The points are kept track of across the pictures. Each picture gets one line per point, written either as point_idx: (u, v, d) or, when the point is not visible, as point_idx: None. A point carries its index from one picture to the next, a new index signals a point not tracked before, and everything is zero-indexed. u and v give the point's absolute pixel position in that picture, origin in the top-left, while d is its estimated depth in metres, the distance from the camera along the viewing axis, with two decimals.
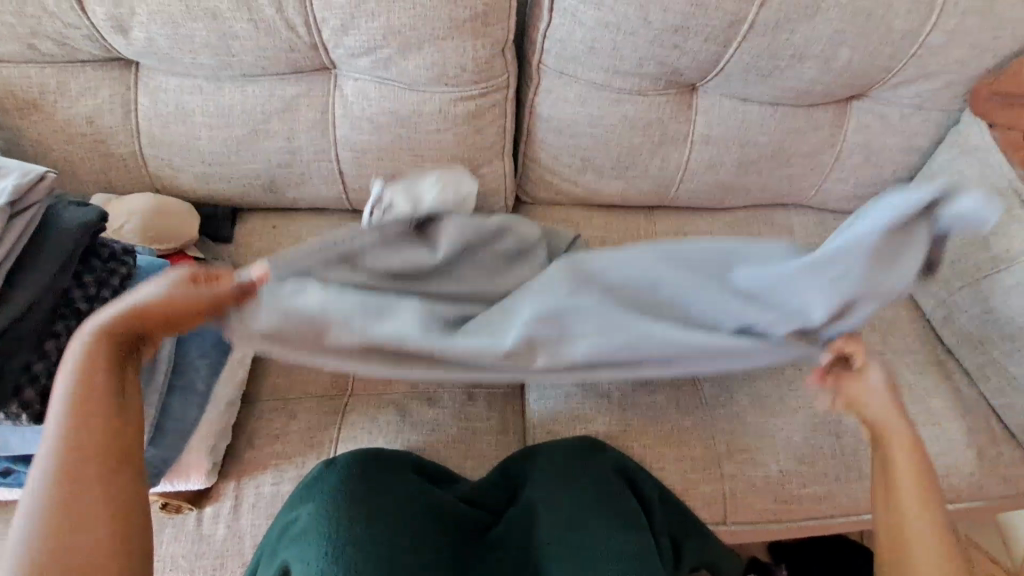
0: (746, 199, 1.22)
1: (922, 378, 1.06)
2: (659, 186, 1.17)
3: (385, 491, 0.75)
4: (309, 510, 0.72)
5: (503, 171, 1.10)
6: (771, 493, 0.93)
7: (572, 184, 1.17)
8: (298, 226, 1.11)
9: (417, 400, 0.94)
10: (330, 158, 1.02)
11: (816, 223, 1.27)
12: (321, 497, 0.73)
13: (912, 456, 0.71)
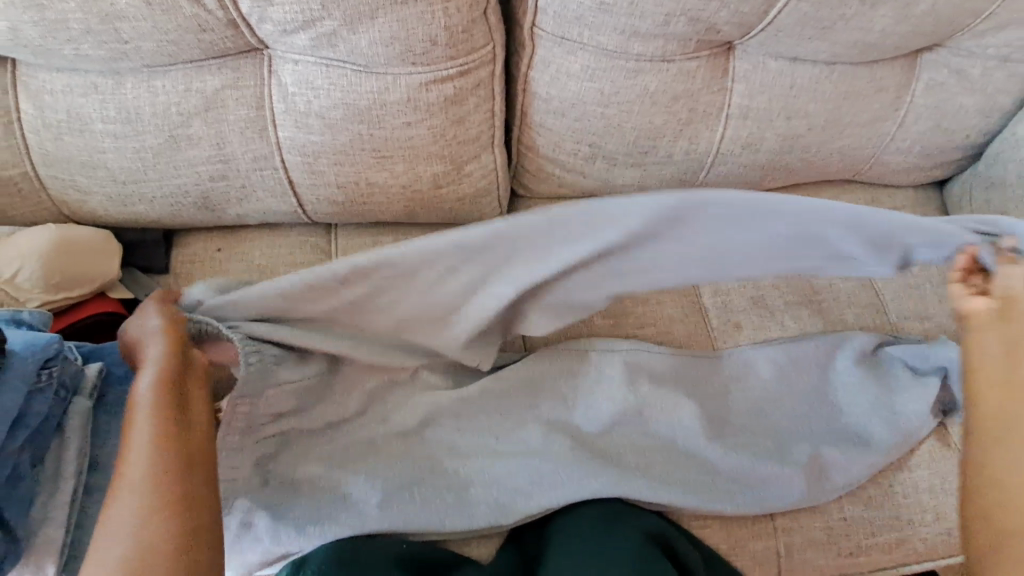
0: (787, 180, 1.01)
1: None
2: (685, 173, 0.96)
3: None
4: None
5: (493, 167, 0.89)
6: (832, 546, 0.78)
7: (579, 175, 0.96)
8: (247, 247, 0.90)
9: (403, 443, 0.77)
10: (275, 165, 0.81)
11: (870, 202, 1.07)
12: None
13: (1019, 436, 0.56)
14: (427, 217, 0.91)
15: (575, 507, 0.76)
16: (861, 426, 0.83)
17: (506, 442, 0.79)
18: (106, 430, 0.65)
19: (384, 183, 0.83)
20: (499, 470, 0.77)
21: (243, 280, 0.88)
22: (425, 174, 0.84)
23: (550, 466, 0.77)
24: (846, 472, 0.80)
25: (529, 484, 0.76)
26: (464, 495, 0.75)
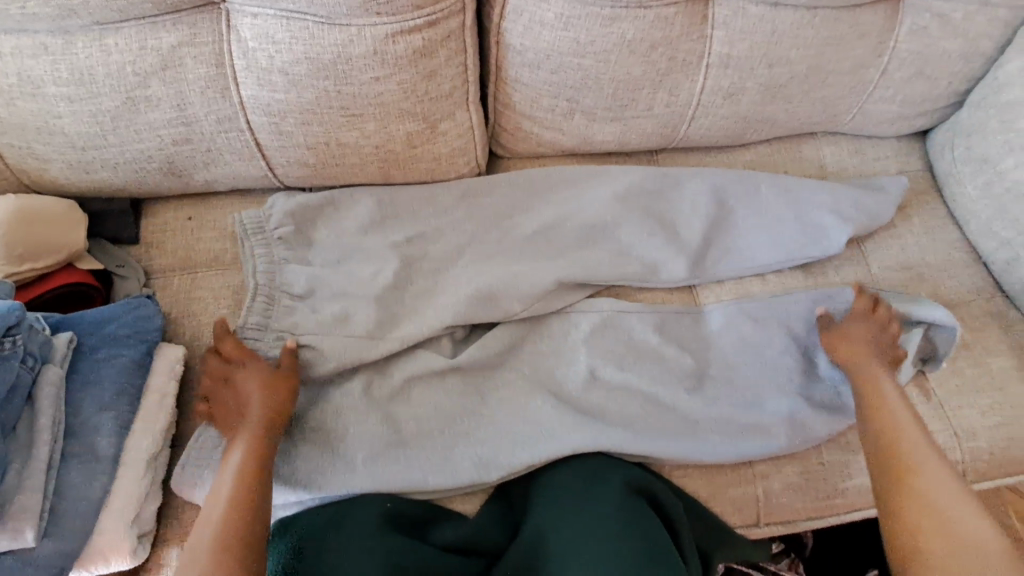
0: (769, 132, 1.00)
1: (981, 335, 0.91)
2: (665, 126, 0.94)
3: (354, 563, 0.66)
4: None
5: (469, 125, 0.86)
6: (809, 491, 0.80)
7: (558, 132, 0.94)
8: (219, 214, 0.88)
9: (380, 396, 0.78)
10: (241, 127, 0.78)
11: (852, 153, 1.06)
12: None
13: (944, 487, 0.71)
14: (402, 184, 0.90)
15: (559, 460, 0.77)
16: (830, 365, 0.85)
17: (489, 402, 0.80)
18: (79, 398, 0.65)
19: (356, 144, 0.81)
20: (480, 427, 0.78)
21: (217, 248, 0.86)
22: (397, 132, 0.81)
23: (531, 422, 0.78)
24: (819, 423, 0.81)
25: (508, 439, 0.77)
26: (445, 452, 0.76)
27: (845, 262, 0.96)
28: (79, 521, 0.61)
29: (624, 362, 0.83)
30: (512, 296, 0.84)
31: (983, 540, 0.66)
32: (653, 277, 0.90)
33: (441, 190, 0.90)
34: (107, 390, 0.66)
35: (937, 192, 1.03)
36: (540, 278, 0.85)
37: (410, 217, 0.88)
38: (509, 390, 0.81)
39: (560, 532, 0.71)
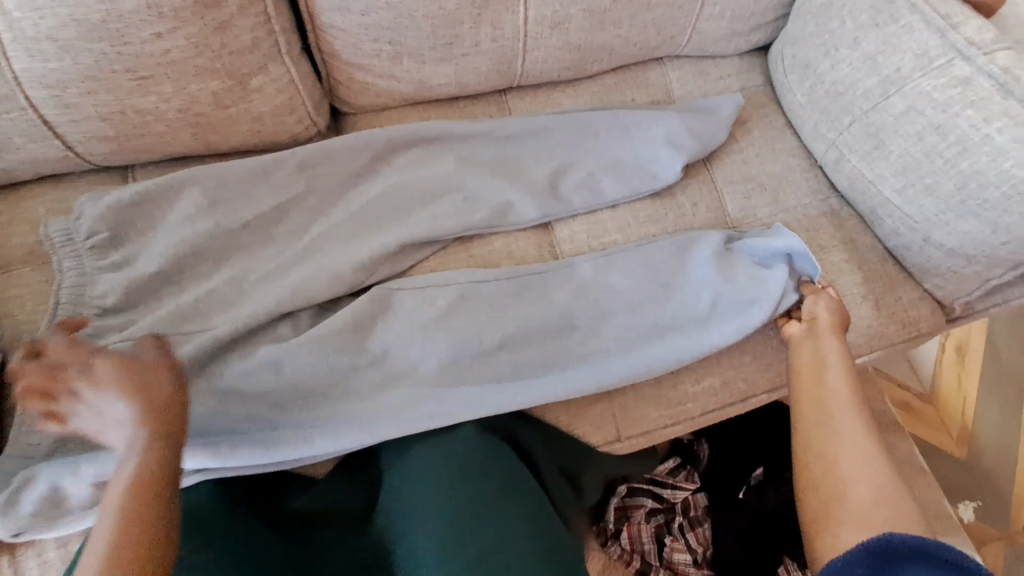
0: (610, 60, 1.00)
1: (816, 234, 0.96)
2: (500, 63, 0.93)
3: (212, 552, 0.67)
4: None
5: (286, 78, 0.84)
6: (660, 400, 0.85)
7: (391, 80, 0.92)
8: (31, 204, 0.82)
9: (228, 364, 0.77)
10: (24, 104, 0.73)
11: (697, 75, 1.08)
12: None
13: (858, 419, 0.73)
14: (226, 163, 0.87)
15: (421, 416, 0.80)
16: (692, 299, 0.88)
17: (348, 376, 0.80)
18: None
19: (157, 109, 0.77)
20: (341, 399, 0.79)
21: (32, 240, 0.81)
22: (201, 92, 0.78)
23: (388, 394, 0.79)
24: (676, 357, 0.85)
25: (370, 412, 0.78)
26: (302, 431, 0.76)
27: (692, 181, 0.99)
28: None
29: (477, 300, 0.86)
30: (349, 259, 0.84)
31: (852, 440, 0.71)
32: (500, 221, 0.91)
33: (274, 162, 0.88)
34: None
35: (776, 104, 1.07)
36: (382, 244, 0.86)
37: (241, 199, 0.86)
38: (365, 346, 0.82)
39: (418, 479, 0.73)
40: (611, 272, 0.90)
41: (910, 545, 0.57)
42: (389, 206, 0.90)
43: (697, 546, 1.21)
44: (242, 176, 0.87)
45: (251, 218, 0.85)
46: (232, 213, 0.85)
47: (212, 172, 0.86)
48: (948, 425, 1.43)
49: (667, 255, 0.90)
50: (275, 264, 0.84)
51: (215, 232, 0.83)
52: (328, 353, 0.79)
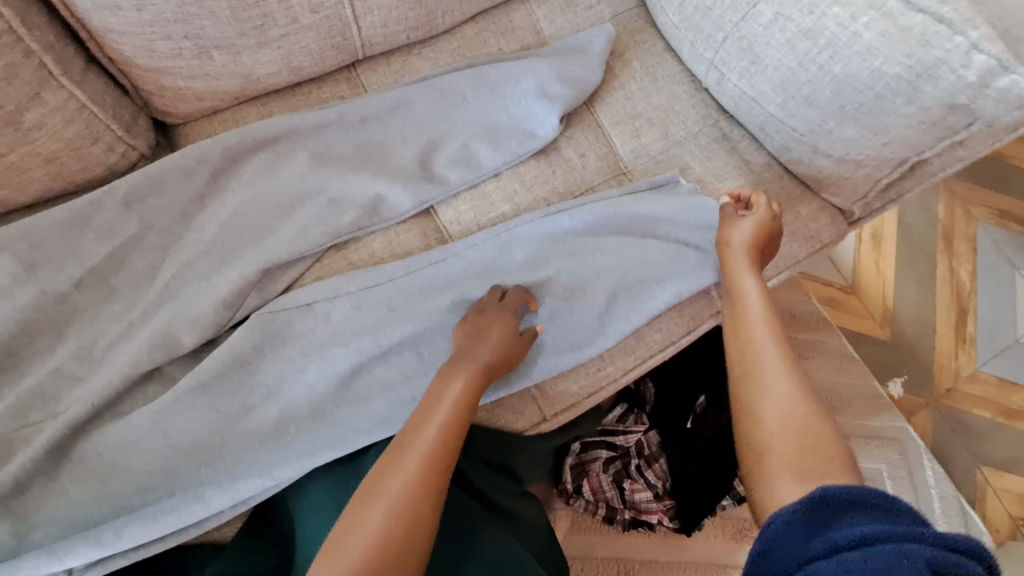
0: (462, 8, 0.89)
1: (711, 161, 0.91)
2: (331, 37, 0.81)
3: None
4: None
5: (72, 101, 0.71)
6: (579, 370, 0.82)
7: (207, 79, 0.78)
8: None
9: (91, 447, 0.67)
10: None
11: (565, 7, 0.97)
12: None
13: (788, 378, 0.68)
14: (35, 216, 0.74)
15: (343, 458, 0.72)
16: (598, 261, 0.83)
17: (243, 419, 0.70)
18: None
19: None
20: (237, 449, 0.69)
21: None
22: None
23: (296, 435, 0.70)
24: (588, 341, 0.82)
25: (273, 456, 0.69)
26: (201, 490, 0.67)
27: (574, 131, 0.91)
28: None
29: (372, 309, 0.76)
30: (210, 297, 0.74)
31: (787, 396, 0.66)
32: (374, 217, 0.82)
33: (93, 203, 0.75)
34: None
35: (653, 26, 0.99)
36: (240, 273, 0.75)
37: (65, 259, 0.74)
38: (255, 385, 0.71)
39: (325, 532, 0.66)
40: (518, 243, 0.83)
41: (843, 496, 0.53)
42: (244, 226, 0.79)
43: (657, 482, 1.21)
44: (61, 228, 0.74)
45: (82, 274, 0.74)
46: (62, 274, 0.73)
47: (20, 230, 0.73)
48: (871, 310, 1.46)
49: (578, 225, 0.84)
50: (125, 321, 0.73)
51: (45, 302, 0.72)
52: (212, 402, 0.69)
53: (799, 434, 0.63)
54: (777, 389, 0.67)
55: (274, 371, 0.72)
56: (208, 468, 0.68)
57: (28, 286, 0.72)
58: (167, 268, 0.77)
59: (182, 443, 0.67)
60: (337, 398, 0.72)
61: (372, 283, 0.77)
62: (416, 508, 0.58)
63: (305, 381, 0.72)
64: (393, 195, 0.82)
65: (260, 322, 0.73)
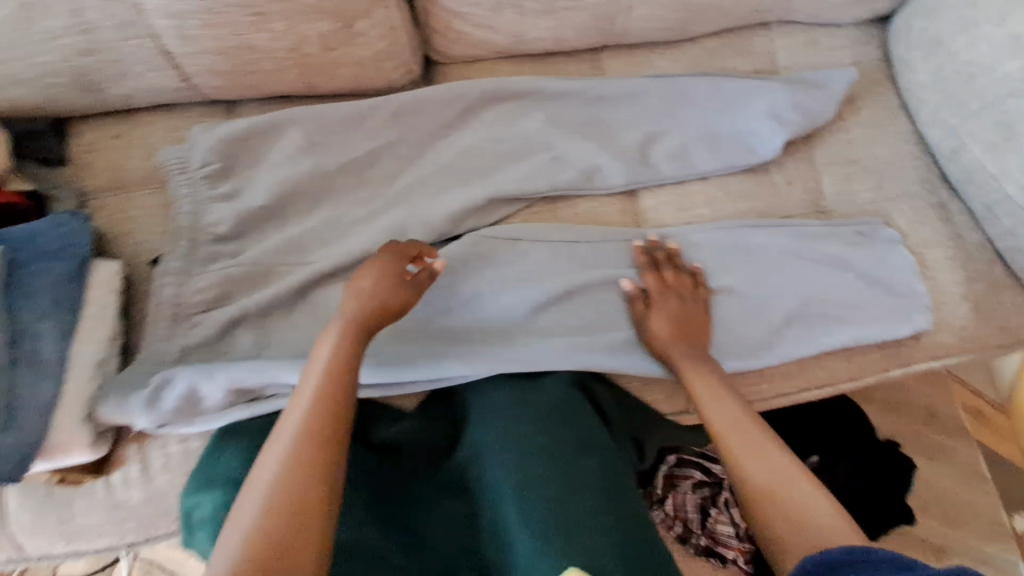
0: (717, 21, 0.95)
1: (922, 225, 0.90)
2: (600, 19, 0.90)
3: None
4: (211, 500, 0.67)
5: (389, 21, 0.83)
6: (736, 378, 0.85)
7: (488, 30, 0.90)
8: (146, 132, 0.87)
9: (325, 297, 0.81)
10: (146, 34, 0.75)
11: (806, 44, 1.01)
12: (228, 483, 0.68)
13: (760, 459, 0.66)
14: (326, 104, 0.89)
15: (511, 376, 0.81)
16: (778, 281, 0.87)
17: (442, 315, 0.84)
18: (18, 309, 0.68)
19: (267, 48, 0.78)
20: (431, 335, 0.82)
21: (149, 167, 0.86)
22: (309, 34, 0.78)
23: (483, 342, 0.82)
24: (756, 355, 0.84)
25: (460, 353, 0.80)
26: (401, 361, 0.78)
27: (788, 159, 0.94)
28: (36, 415, 0.67)
29: (564, 263, 0.87)
30: (441, 209, 0.87)
31: (776, 475, 0.64)
32: (586, 184, 0.91)
33: (371, 108, 0.89)
34: (45, 301, 0.70)
35: (892, 80, 0.99)
36: (469, 198, 0.88)
37: (337, 146, 0.89)
38: (457, 295, 0.85)
39: (491, 437, 0.76)
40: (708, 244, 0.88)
41: (845, 554, 0.52)
42: (478, 159, 0.91)
43: (741, 521, 1.20)
44: (343, 120, 0.88)
45: (346, 162, 0.88)
46: (332, 158, 0.87)
47: (312, 115, 0.87)
48: (1019, 436, 1.34)
49: (772, 243, 0.88)
50: (367, 210, 0.87)
51: (316, 175, 0.86)
52: (425, 295, 0.84)
53: (788, 503, 0.61)
54: (758, 467, 0.65)
55: (476, 287, 0.85)
56: (411, 346, 0.81)
57: (306, 159, 0.86)
58: (408, 176, 0.90)
59: (394, 318, 0.82)
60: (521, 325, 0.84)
61: (571, 242, 0.88)
62: (298, 477, 0.55)
63: (499, 304, 0.85)
64: (608, 169, 0.90)
65: (476, 244, 0.86)
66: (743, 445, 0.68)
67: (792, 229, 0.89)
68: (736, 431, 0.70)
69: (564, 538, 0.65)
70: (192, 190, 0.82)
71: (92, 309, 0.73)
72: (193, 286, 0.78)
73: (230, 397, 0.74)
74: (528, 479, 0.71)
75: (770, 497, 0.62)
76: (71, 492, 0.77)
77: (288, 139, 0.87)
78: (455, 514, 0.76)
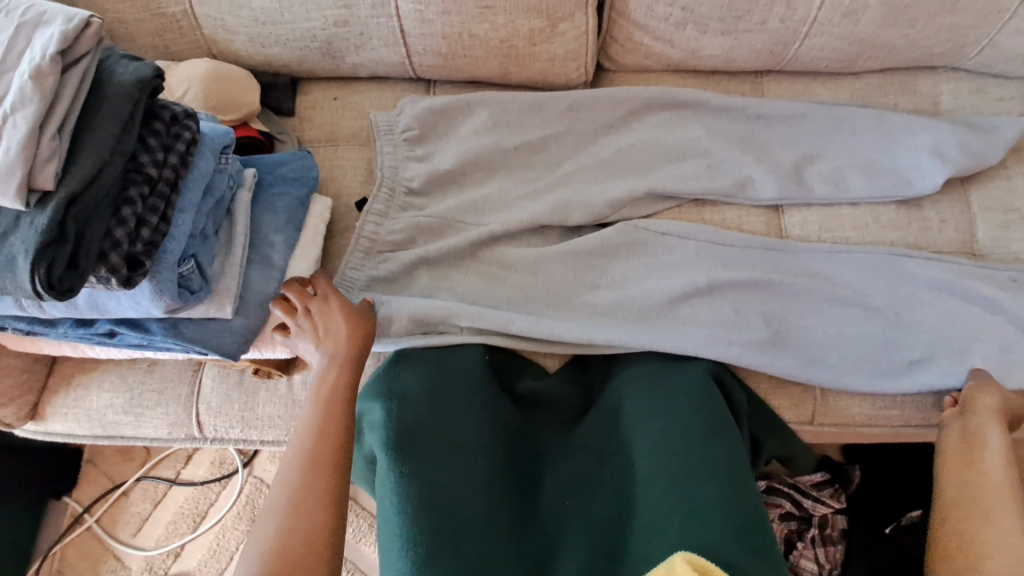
0: (886, 59, 0.99)
1: None
2: (775, 44, 0.97)
3: (452, 401, 0.81)
4: (381, 411, 0.79)
5: (586, 26, 0.95)
6: (868, 396, 0.87)
7: (666, 44, 0.99)
8: (359, 97, 1.03)
9: (493, 255, 0.91)
10: (391, 13, 0.90)
11: (973, 91, 1.03)
12: (398, 401, 0.79)
13: (1008, 522, 0.74)
14: (512, 92, 1.01)
15: (646, 356, 0.87)
16: (923, 309, 0.88)
17: (590, 290, 0.91)
18: (261, 218, 0.81)
19: (485, 37, 0.92)
20: (578, 305, 0.89)
21: (357, 126, 1.01)
22: (522, 28, 0.92)
23: (624, 319, 0.88)
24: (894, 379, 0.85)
25: (603, 324, 0.87)
26: (550, 321, 0.86)
27: (944, 198, 0.95)
28: (258, 309, 0.77)
29: (716, 262, 0.91)
30: (602, 196, 0.95)
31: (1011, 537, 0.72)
32: (739, 193, 0.96)
33: (551, 99, 1.00)
34: (280, 217, 0.82)
35: None
36: (631, 188, 0.95)
37: (517, 128, 0.99)
38: (605, 274, 0.92)
39: (626, 411, 0.82)
40: (856, 265, 0.91)
41: None
42: (638, 156, 0.99)
43: (824, 562, 1.15)
44: (525, 107, 0.99)
45: (522, 142, 0.98)
46: (512, 138, 0.98)
47: (500, 99, 0.99)
48: None
49: (923, 276, 0.89)
50: (535, 187, 0.97)
51: (498, 151, 0.97)
52: (576, 268, 0.91)
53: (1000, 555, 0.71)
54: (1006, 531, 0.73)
55: (622, 270, 0.92)
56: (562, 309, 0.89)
57: (490, 135, 0.98)
58: (574, 163, 0.99)
59: (548, 283, 0.90)
60: (663, 311, 0.88)
61: (720, 241, 0.93)
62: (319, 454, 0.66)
63: (644, 286, 0.90)
64: (762, 181, 0.95)
65: (631, 229, 0.93)
66: (996, 505, 0.76)
67: (942, 265, 0.89)
68: (990, 483, 0.78)
69: (688, 514, 0.71)
70: (395, 148, 0.96)
71: (310, 232, 0.84)
72: (387, 228, 0.90)
73: (410, 325, 0.85)
74: (656, 453, 0.77)
75: (987, 543, 0.73)
76: (255, 386, 0.89)
77: (477, 117, 0.99)
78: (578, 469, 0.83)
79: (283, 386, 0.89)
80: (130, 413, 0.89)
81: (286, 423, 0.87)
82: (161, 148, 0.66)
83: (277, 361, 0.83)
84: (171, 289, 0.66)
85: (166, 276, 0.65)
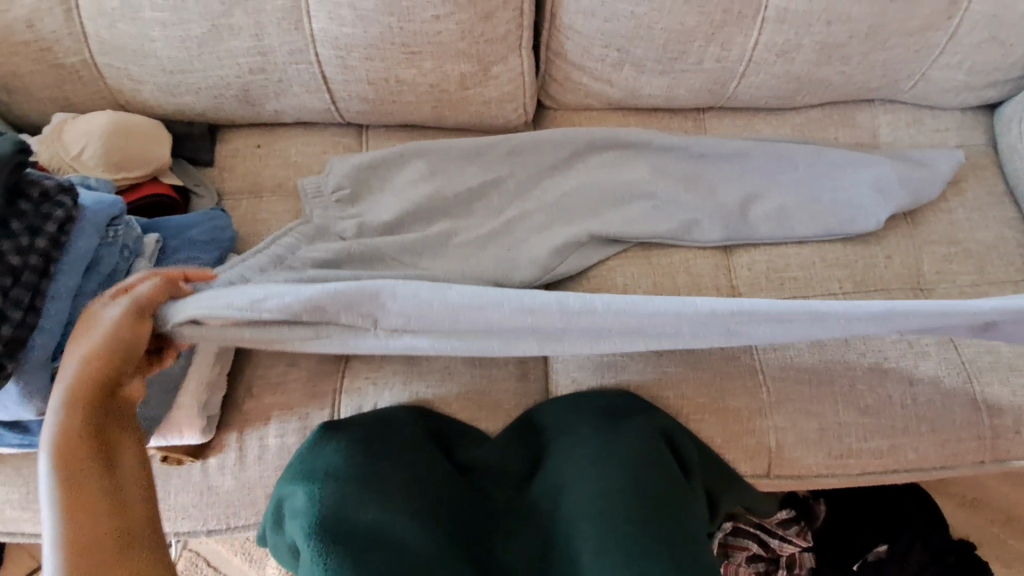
0: (824, 94, 0.99)
1: None
2: (713, 83, 0.95)
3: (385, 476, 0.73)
4: (304, 493, 0.70)
5: (520, 69, 0.91)
6: (823, 445, 0.84)
7: (605, 84, 0.97)
8: (284, 144, 0.96)
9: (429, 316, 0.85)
10: (311, 60, 0.85)
11: (910, 123, 1.03)
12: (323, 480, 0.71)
13: None
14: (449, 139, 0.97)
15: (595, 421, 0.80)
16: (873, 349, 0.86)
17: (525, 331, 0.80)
18: None
19: (413, 81, 0.88)
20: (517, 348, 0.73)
21: (282, 175, 0.94)
22: (452, 72, 0.87)
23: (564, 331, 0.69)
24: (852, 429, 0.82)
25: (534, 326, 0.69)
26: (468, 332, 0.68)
27: (887, 233, 0.95)
28: None
29: None
30: (546, 245, 0.91)
31: None
32: (685, 235, 0.93)
33: (489, 147, 0.95)
34: None
35: (997, 167, 1.00)
36: (576, 234, 0.91)
37: (456, 177, 0.94)
38: None
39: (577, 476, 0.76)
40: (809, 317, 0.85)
41: None
42: (582, 202, 0.95)
43: None
44: (463, 157, 0.95)
45: (460, 192, 0.93)
46: (449, 190, 0.93)
47: (436, 150, 0.94)
48: None
49: None
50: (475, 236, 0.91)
51: (435, 199, 0.92)
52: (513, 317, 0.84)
53: None
54: None
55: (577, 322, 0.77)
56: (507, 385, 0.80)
57: (426, 186, 0.92)
58: (515, 212, 0.94)
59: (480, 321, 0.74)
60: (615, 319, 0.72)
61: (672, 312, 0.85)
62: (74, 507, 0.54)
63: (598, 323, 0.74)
64: (709, 223, 0.93)
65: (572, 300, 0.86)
66: None
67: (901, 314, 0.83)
68: None
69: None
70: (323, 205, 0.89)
71: None
72: None
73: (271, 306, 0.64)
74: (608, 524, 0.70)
75: None
76: (168, 471, 0.81)
77: (412, 168, 0.94)
78: (531, 546, 0.75)
79: (198, 470, 0.81)
80: (25, 508, 0.80)
81: (201, 512, 0.80)
82: (26, 233, 0.62)
83: (187, 446, 0.79)
84: (42, 387, 0.62)
85: (37, 374, 0.62)
